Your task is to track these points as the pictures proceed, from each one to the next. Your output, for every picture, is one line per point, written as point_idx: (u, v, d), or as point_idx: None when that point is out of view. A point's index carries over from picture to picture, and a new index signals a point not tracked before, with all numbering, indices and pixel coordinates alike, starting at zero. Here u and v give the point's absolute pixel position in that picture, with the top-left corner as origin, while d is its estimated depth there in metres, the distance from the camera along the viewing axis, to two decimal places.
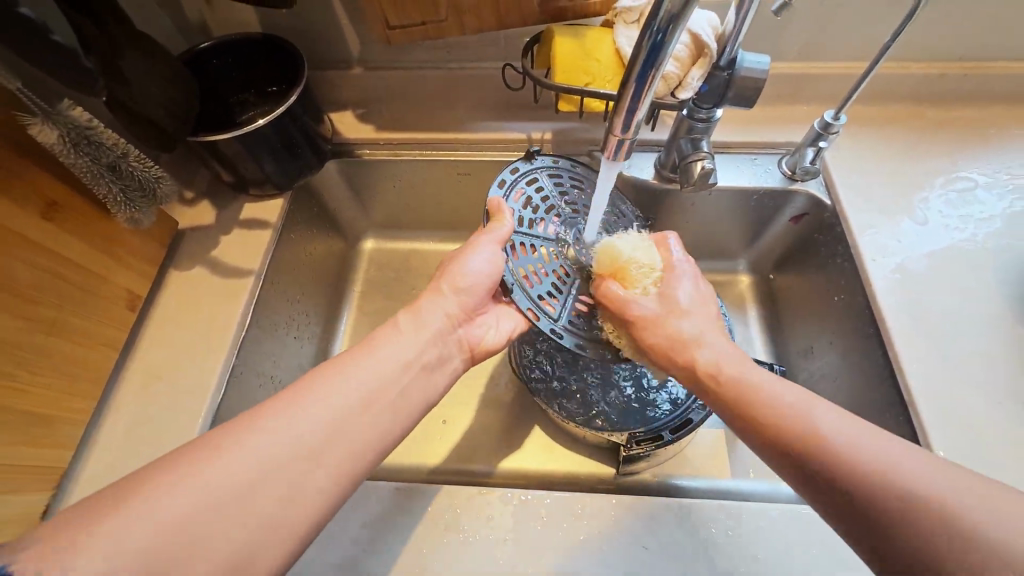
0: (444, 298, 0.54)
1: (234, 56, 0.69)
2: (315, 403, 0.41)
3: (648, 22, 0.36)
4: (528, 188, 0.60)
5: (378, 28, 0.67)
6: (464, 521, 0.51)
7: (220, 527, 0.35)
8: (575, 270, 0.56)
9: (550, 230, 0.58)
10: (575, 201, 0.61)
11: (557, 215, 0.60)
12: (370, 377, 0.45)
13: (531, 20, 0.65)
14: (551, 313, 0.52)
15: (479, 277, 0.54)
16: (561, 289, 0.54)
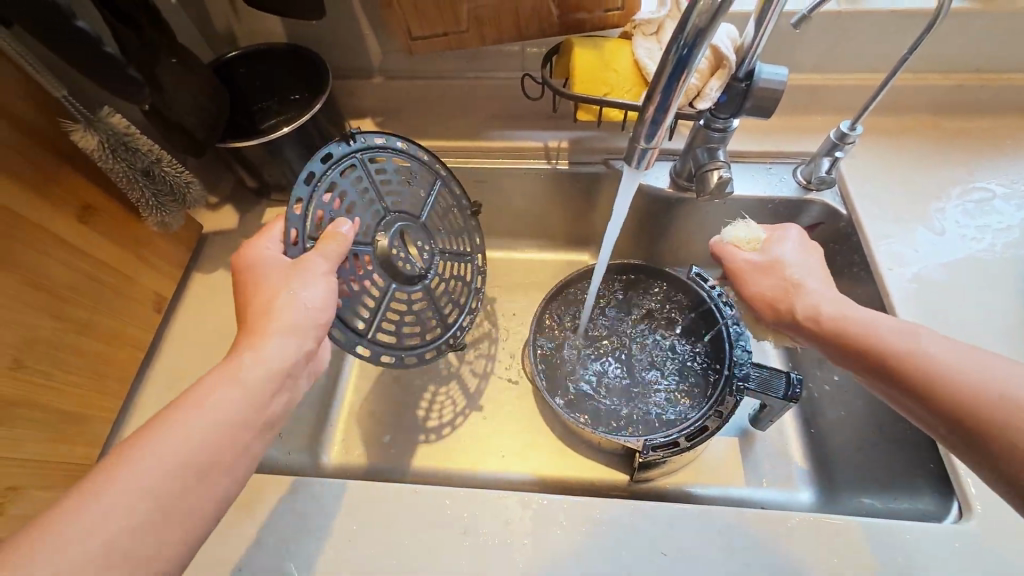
0: (288, 334, 0.43)
1: (260, 65, 0.71)
2: (157, 461, 0.35)
3: (673, 38, 0.37)
4: (342, 180, 0.51)
5: (400, 38, 0.68)
6: (483, 525, 0.51)
7: None
8: (383, 275, 0.55)
9: (365, 233, 0.53)
10: (399, 194, 0.56)
11: (382, 215, 0.54)
12: (208, 437, 0.37)
13: (551, 31, 0.67)
14: (358, 325, 0.51)
15: (318, 308, 0.44)
16: (374, 298, 0.53)
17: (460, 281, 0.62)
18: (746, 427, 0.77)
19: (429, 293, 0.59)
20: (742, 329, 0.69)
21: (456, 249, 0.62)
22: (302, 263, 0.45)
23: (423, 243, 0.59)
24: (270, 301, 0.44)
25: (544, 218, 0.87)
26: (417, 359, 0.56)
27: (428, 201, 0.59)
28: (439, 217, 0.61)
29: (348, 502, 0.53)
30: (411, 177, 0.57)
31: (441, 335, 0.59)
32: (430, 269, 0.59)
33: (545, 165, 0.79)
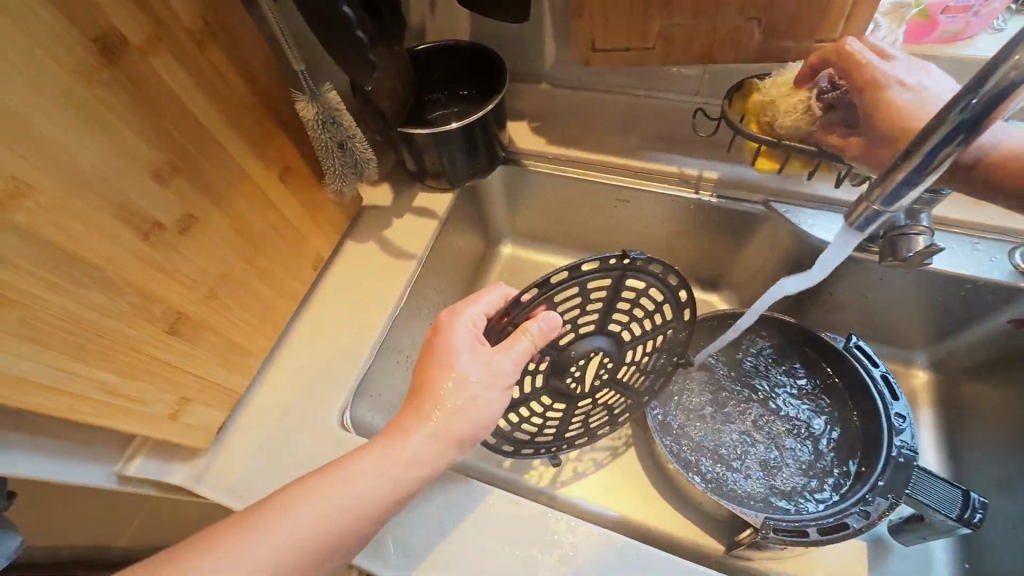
0: (449, 446, 0.45)
1: (443, 62, 0.74)
2: (309, 521, 0.39)
3: (958, 98, 0.32)
4: (583, 289, 0.51)
5: (580, 48, 0.68)
6: (581, 561, 0.48)
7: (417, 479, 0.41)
8: (545, 372, 0.57)
9: (562, 342, 0.55)
10: (623, 320, 0.56)
11: (588, 333, 0.55)
12: (349, 511, 0.40)
13: (745, 58, 0.62)
14: None
15: (482, 414, 0.46)
16: (522, 391, 0.57)
17: (610, 410, 0.61)
18: (882, 533, 0.66)
19: (568, 407, 0.59)
20: (909, 424, 0.58)
21: (629, 383, 0.60)
22: (492, 355, 0.47)
23: (605, 372, 0.58)
24: (446, 389, 0.45)
25: (679, 248, 0.83)
26: (514, 449, 0.57)
27: (642, 337, 0.56)
28: (645, 355, 0.58)
29: (446, 494, 0.53)
30: (646, 313, 0.55)
31: (549, 442, 0.59)
32: (590, 395, 0.59)
33: (693, 195, 0.75)
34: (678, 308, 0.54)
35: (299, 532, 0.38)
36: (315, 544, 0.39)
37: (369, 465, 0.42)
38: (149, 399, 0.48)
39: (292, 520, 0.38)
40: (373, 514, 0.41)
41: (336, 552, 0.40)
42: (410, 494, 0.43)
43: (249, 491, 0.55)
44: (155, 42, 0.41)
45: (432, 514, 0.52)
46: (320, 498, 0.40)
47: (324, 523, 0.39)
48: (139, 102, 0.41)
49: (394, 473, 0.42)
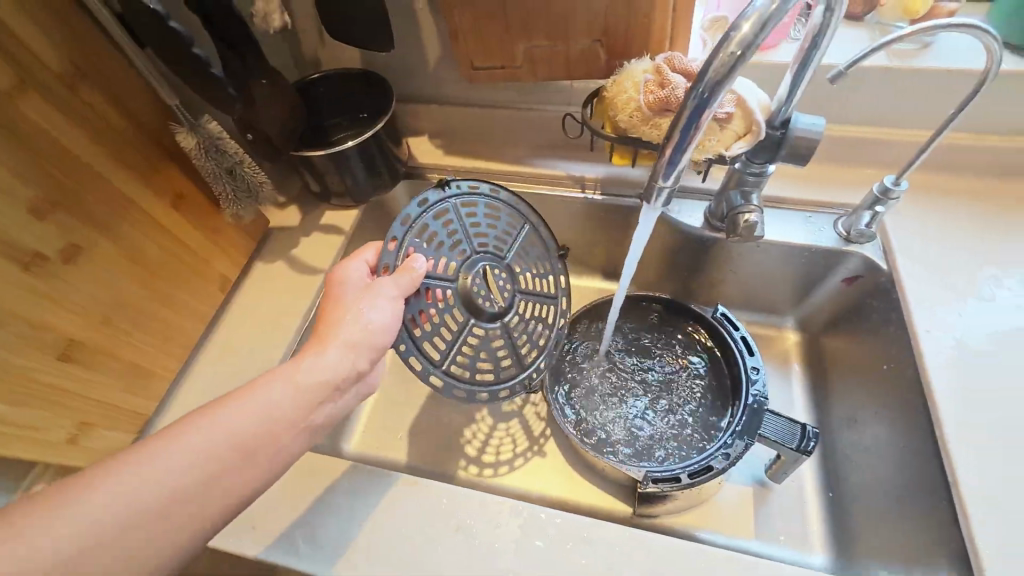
0: (341, 353, 0.49)
1: (337, 87, 0.80)
2: (220, 431, 0.42)
3: (693, 86, 0.40)
4: (434, 222, 0.56)
5: (463, 67, 0.76)
6: (476, 526, 0.54)
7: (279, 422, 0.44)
8: (463, 311, 0.58)
9: (452, 271, 0.56)
10: (486, 239, 0.60)
11: (468, 257, 0.58)
12: (261, 417, 0.44)
13: (597, 75, 0.70)
14: (433, 356, 0.55)
15: (379, 328, 0.50)
16: (452, 331, 0.57)
17: (540, 322, 0.64)
18: (762, 477, 0.75)
19: (505, 331, 0.61)
20: (761, 374, 0.67)
21: (537, 290, 0.64)
22: (374, 284, 0.51)
23: (505, 282, 0.61)
24: (341, 315, 0.50)
25: (576, 244, 0.91)
26: (489, 394, 0.57)
27: (512, 244, 0.63)
28: (525, 260, 0.64)
29: (353, 484, 0.57)
30: (500, 222, 0.62)
31: (515, 375, 0.60)
32: (510, 309, 0.61)
33: (578, 193, 0.83)
34: (516, 209, 0.63)
35: (212, 443, 0.41)
36: (230, 453, 0.42)
37: (273, 382, 0.45)
38: (46, 426, 0.50)
39: (204, 431, 0.42)
40: (287, 420, 0.45)
41: (257, 459, 0.43)
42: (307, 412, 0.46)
43: None
44: (20, 87, 0.44)
45: (342, 509, 0.56)
46: (231, 409, 0.43)
47: (237, 430, 0.43)
48: (8, 144, 0.44)
49: (298, 379, 0.46)
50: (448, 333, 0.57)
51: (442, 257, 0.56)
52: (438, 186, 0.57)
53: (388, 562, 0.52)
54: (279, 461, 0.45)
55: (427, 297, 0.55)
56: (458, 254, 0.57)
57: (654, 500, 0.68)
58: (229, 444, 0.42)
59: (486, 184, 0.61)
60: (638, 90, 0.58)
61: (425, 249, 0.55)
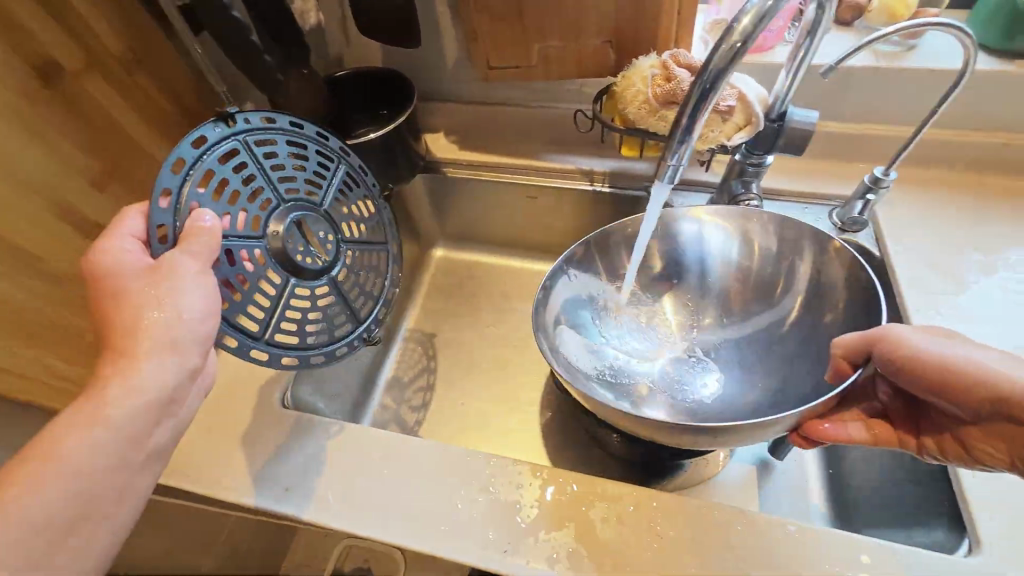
0: (164, 353, 0.46)
1: (361, 85, 0.84)
2: (34, 508, 0.40)
3: (699, 72, 0.45)
4: (221, 169, 0.51)
5: (480, 66, 0.80)
6: (495, 487, 0.57)
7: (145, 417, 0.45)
8: (280, 272, 0.56)
9: (258, 226, 0.54)
10: (296, 187, 0.58)
11: (271, 208, 0.56)
12: (98, 453, 0.43)
13: (607, 73, 0.75)
14: (251, 329, 0.53)
15: (201, 315, 0.47)
16: (269, 296, 0.55)
17: (370, 272, 0.66)
18: (765, 457, 0.77)
19: (333, 286, 0.61)
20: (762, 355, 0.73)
21: (361, 239, 0.65)
22: (169, 268, 0.46)
23: (326, 233, 0.61)
24: (139, 321, 0.45)
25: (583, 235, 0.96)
26: (320, 355, 0.58)
27: (328, 189, 0.60)
28: (345, 207, 0.64)
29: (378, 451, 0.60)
30: (309, 164, 0.59)
31: (349, 329, 0.62)
32: (336, 261, 0.62)
33: (586, 186, 0.88)
34: (325, 146, 0.61)
35: (28, 517, 0.40)
36: (87, 477, 0.42)
37: (89, 433, 0.43)
38: None
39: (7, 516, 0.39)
40: (119, 460, 0.44)
41: (94, 517, 0.43)
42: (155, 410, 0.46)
43: (201, 472, 0.61)
44: (88, 68, 0.48)
45: (307, 457, 0.61)
46: (38, 488, 0.40)
47: (55, 501, 0.41)
48: (73, 115, 0.47)
49: (117, 421, 0.44)
50: (264, 295, 0.55)
51: (232, 212, 0.52)
52: (222, 120, 0.51)
53: (343, 506, 0.57)
54: (154, 455, 0.46)
55: (229, 259, 0.52)
56: (255, 199, 0.54)
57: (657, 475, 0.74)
58: (57, 515, 0.41)
59: (284, 117, 0.56)
60: (646, 84, 0.63)
61: (212, 203, 0.50)
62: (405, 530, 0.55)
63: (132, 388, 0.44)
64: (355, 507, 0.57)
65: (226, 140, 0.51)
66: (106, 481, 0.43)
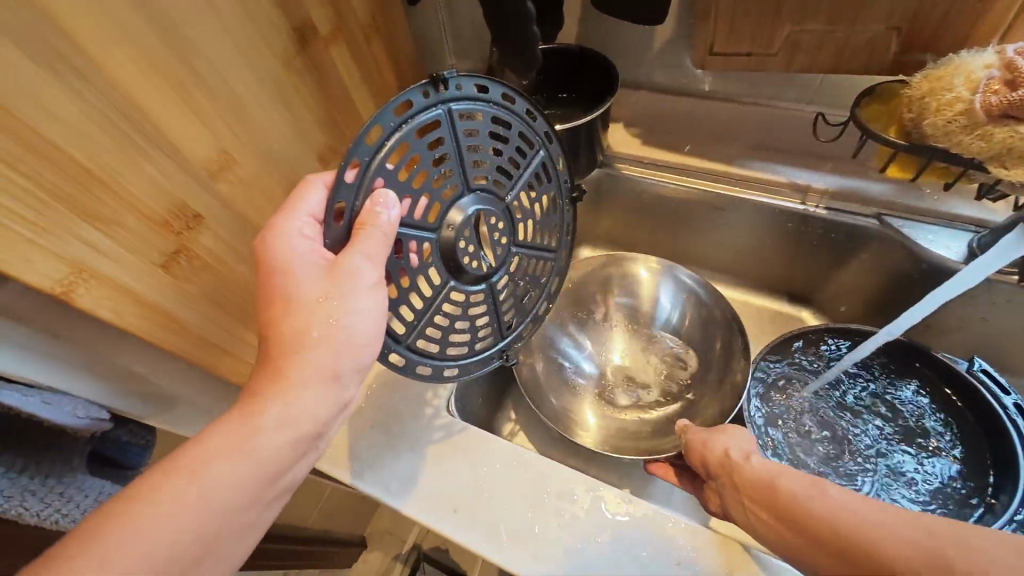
0: (325, 380, 0.37)
1: (549, 66, 0.74)
2: (164, 532, 0.32)
3: None
4: (416, 144, 0.38)
5: (699, 51, 0.69)
6: (701, 563, 0.48)
7: (304, 439, 0.37)
8: (441, 270, 0.43)
9: (434, 217, 0.41)
10: (486, 171, 0.43)
11: (456, 194, 0.42)
12: (245, 477, 0.35)
13: (877, 69, 0.60)
14: (395, 331, 0.43)
15: (363, 336, 0.38)
16: (423, 296, 0.43)
17: (531, 284, 0.51)
18: None
19: (489, 295, 0.48)
20: None
21: (536, 243, 0.50)
22: (343, 266, 0.36)
23: (502, 235, 0.46)
24: (305, 331, 0.37)
25: (771, 258, 0.82)
26: (459, 371, 0.47)
27: (518, 180, 0.46)
28: (531, 203, 0.48)
29: (557, 486, 0.53)
30: (507, 145, 0.44)
31: (491, 345, 0.50)
32: (501, 268, 0.47)
33: (797, 204, 0.74)
34: (530, 127, 0.45)
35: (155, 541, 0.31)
36: (225, 505, 0.34)
37: (233, 452, 0.35)
38: None
39: (134, 535, 0.31)
40: (252, 492, 0.35)
41: (214, 557, 0.33)
42: (309, 440, 0.38)
43: (361, 468, 0.56)
44: (336, 33, 0.44)
45: (416, 454, 0.56)
46: (171, 508, 0.32)
47: (183, 531, 0.32)
48: (318, 85, 0.44)
49: (261, 446, 0.35)
50: (419, 297, 0.43)
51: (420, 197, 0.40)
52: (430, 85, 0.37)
53: (455, 515, 0.52)
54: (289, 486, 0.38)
55: (395, 250, 0.40)
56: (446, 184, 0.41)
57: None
58: (179, 548, 0.32)
59: (499, 86, 0.41)
60: (973, 90, 0.47)
61: (398, 182, 0.38)
62: (521, 559, 0.49)
63: (291, 416, 0.36)
64: (469, 520, 0.52)
65: (428, 109, 0.37)
66: (235, 512, 0.34)
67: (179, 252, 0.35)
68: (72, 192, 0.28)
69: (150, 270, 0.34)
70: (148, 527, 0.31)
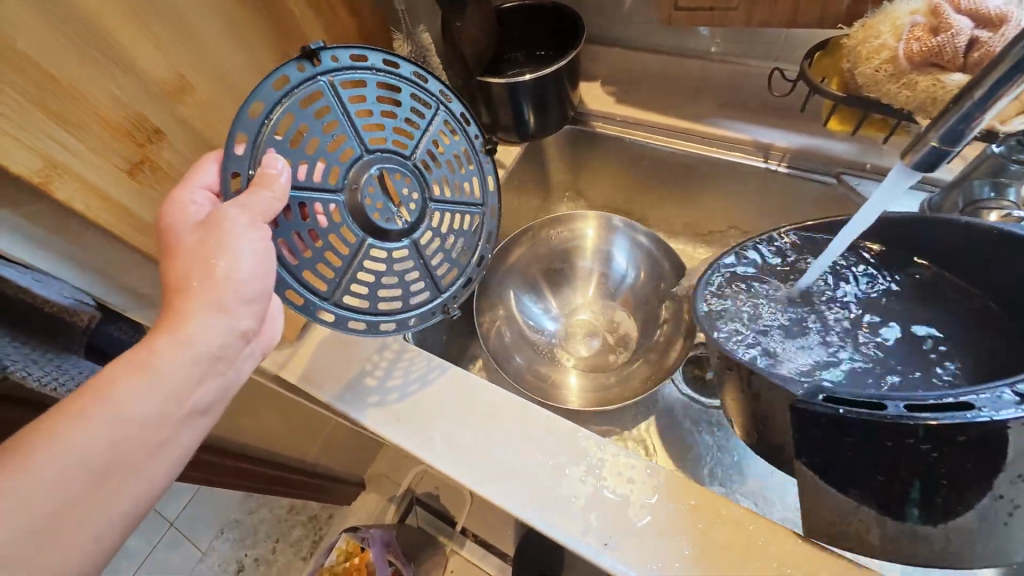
0: (214, 314, 0.41)
1: (523, 21, 0.77)
2: (62, 463, 0.35)
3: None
4: (302, 114, 0.46)
5: (664, 7, 0.70)
6: (607, 474, 0.53)
7: (209, 362, 0.41)
8: (355, 229, 0.51)
9: (335, 178, 0.48)
10: (382, 134, 0.51)
11: (355, 158, 0.49)
12: (149, 405, 0.38)
13: (832, 22, 0.60)
14: (320, 288, 0.49)
15: (255, 273, 0.42)
16: (342, 254, 0.50)
17: (456, 236, 0.58)
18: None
19: (414, 250, 0.55)
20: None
21: (452, 198, 0.57)
22: (221, 218, 0.41)
23: (410, 189, 0.53)
24: (190, 276, 0.41)
25: (739, 219, 0.84)
26: (393, 324, 0.54)
27: (417, 141, 0.54)
28: (437, 160, 0.55)
29: (491, 402, 0.59)
30: (398, 108, 0.51)
31: (423, 294, 0.56)
32: (418, 220, 0.54)
33: (760, 163, 0.75)
34: (420, 88, 0.53)
35: (58, 467, 0.34)
36: (137, 433, 0.37)
37: (129, 380, 0.38)
38: None
39: (35, 464, 0.34)
40: (154, 412, 0.38)
41: (126, 471, 0.37)
42: (211, 371, 0.41)
43: (323, 380, 0.63)
44: None
45: (386, 377, 0.62)
46: (75, 430, 0.35)
47: (90, 451, 0.36)
48: (273, 26, 0.49)
49: (161, 372, 0.39)
50: (338, 253, 0.50)
51: (308, 160, 0.47)
52: (306, 60, 0.45)
53: (424, 432, 0.58)
54: (205, 409, 0.42)
55: (302, 213, 0.47)
56: (343, 152, 0.49)
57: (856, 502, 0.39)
58: (87, 464, 0.35)
59: (375, 55, 0.49)
60: (897, 37, 0.48)
61: (290, 150, 0.46)
62: (477, 477, 0.54)
63: (184, 343, 0.39)
64: (410, 428, 0.58)
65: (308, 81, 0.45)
66: (145, 434, 0.38)
67: (142, 161, 0.42)
68: (43, 95, 0.35)
69: (115, 172, 0.40)
70: (54, 452, 0.34)
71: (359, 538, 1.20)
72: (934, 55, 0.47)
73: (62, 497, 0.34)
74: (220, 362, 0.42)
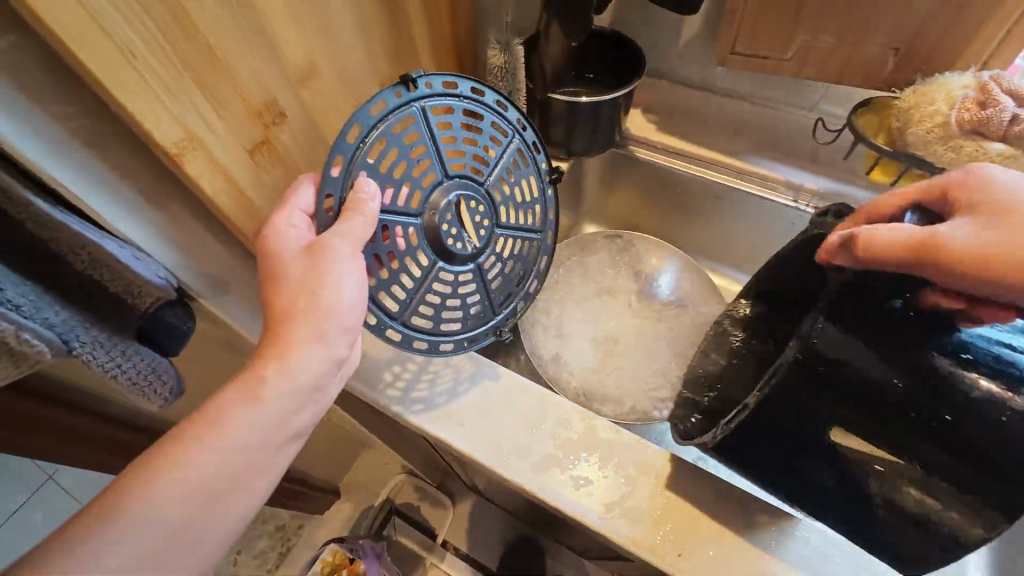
0: (319, 342, 0.37)
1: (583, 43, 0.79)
2: (167, 501, 0.32)
3: None
4: (395, 138, 0.39)
5: (721, 49, 0.75)
6: (671, 485, 0.54)
7: (309, 390, 0.37)
8: (428, 253, 0.43)
9: (416, 204, 0.41)
10: (464, 159, 0.43)
11: (435, 181, 0.42)
12: (251, 439, 0.35)
13: (875, 83, 0.67)
14: (390, 308, 0.43)
15: (359, 299, 0.38)
16: (413, 277, 0.43)
17: (519, 263, 0.50)
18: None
19: (478, 276, 0.47)
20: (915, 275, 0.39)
21: (518, 222, 0.49)
22: (322, 247, 0.36)
23: (484, 217, 0.46)
24: (296, 301, 0.36)
25: (761, 250, 0.90)
26: (453, 347, 0.48)
27: (496, 164, 0.45)
28: (511, 184, 0.47)
29: (553, 408, 0.59)
30: (482, 134, 0.44)
31: (482, 321, 0.49)
32: (488, 247, 0.47)
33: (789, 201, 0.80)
34: (503, 117, 0.45)
35: (161, 505, 0.32)
36: (241, 467, 0.34)
37: (240, 406, 0.35)
38: None
39: (139, 503, 0.31)
40: (263, 441, 0.35)
41: (227, 506, 0.34)
42: (311, 401, 0.37)
43: (372, 377, 0.61)
44: None
45: (446, 377, 0.61)
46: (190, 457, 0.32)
47: (194, 488, 0.33)
48: (392, 20, 0.48)
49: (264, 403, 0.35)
50: (405, 282, 0.43)
51: (395, 186, 0.40)
52: (406, 81, 0.38)
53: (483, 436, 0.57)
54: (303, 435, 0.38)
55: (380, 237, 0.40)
56: (428, 177, 0.41)
57: (851, 504, 0.40)
58: (201, 492, 0.33)
59: (469, 80, 0.42)
60: (950, 105, 0.55)
61: (378, 174, 0.38)
62: (529, 474, 0.55)
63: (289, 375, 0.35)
64: (473, 432, 0.58)
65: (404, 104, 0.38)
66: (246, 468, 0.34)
67: (264, 142, 0.40)
68: (196, 63, 0.33)
69: (240, 149, 0.38)
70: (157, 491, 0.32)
71: (346, 548, 1.15)
72: (980, 124, 0.54)
73: (166, 535, 0.32)
74: (319, 389, 0.38)
